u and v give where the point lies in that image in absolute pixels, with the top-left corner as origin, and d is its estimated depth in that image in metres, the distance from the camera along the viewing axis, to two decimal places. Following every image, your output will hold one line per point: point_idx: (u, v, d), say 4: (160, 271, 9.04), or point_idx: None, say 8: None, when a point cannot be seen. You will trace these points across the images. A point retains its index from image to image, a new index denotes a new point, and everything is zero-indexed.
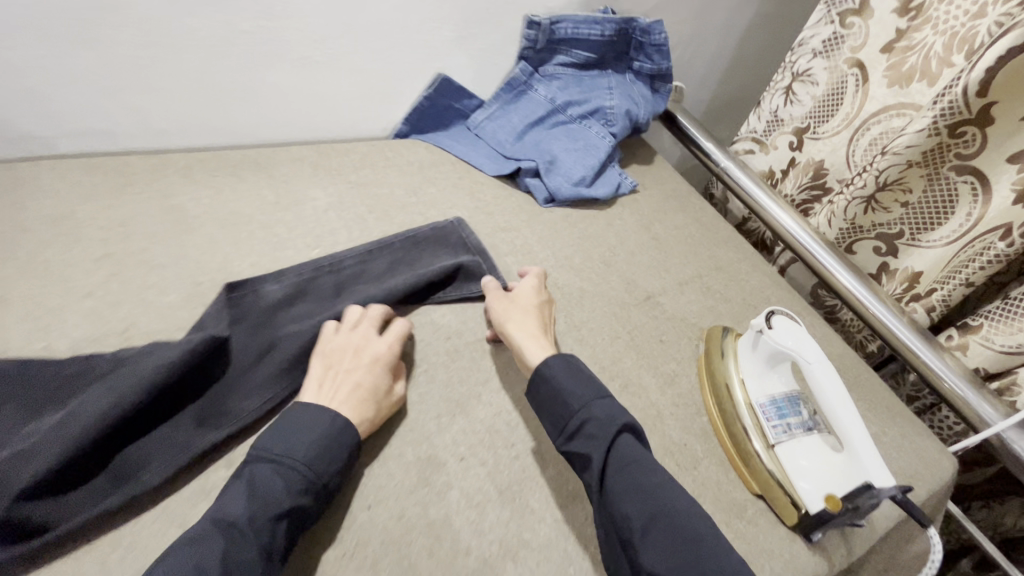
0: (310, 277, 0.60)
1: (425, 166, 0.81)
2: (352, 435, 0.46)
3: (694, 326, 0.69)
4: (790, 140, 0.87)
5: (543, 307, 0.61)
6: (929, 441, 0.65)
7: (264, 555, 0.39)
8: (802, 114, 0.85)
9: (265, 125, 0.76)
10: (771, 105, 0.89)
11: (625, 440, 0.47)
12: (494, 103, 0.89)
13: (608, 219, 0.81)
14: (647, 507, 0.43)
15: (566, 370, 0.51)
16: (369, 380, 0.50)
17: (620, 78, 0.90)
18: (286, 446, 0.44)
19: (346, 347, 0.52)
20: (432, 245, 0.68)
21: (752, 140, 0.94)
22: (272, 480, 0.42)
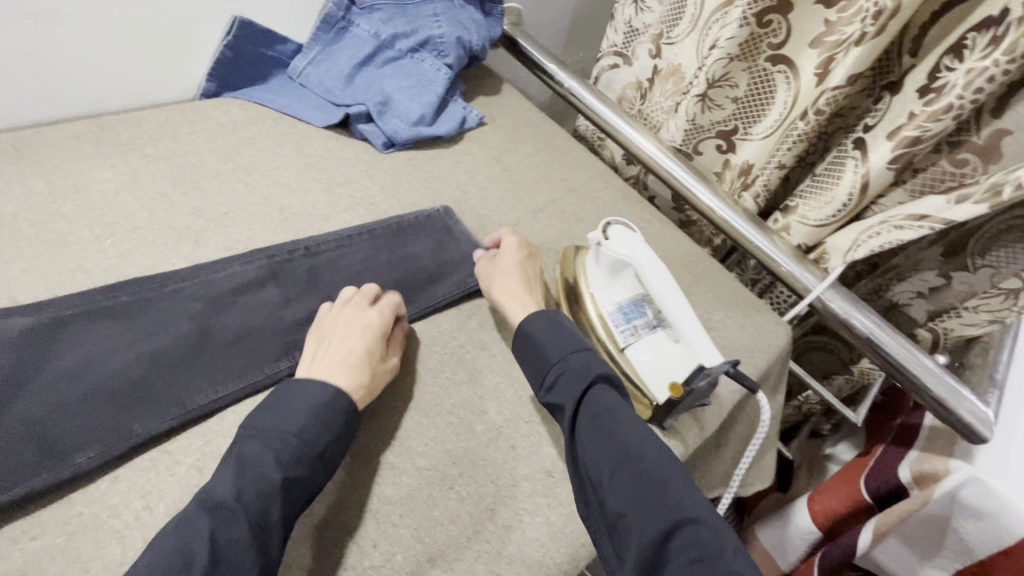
0: (284, 259, 0.58)
1: (241, 125, 0.72)
2: (345, 402, 0.46)
3: (550, 252, 0.69)
4: (650, 48, 0.87)
5: (534, 264, 0.61)
6: (766, 316, 0.72)
7: (256, 530, 0.38)
8: (654, 21, 0.85)
9: (20, 103, 0.63)
10: (624, 16, 0.89)
11: (597, 386, 0.48)
12: (313, 46, 0.80)
13: (456, 156, 0.78)
14: (616, 451, 0.44)
15: (551, 323, 0.53)
16: (362, 345, 0.50)
17: (448, 2, 0.83)
18: (274, 424, 0.43)
19: (338, 321, 0.52)
20: (414, 232, 0.66)
21: (615, 56, 0.93)
22: (259, 456, 0.41)
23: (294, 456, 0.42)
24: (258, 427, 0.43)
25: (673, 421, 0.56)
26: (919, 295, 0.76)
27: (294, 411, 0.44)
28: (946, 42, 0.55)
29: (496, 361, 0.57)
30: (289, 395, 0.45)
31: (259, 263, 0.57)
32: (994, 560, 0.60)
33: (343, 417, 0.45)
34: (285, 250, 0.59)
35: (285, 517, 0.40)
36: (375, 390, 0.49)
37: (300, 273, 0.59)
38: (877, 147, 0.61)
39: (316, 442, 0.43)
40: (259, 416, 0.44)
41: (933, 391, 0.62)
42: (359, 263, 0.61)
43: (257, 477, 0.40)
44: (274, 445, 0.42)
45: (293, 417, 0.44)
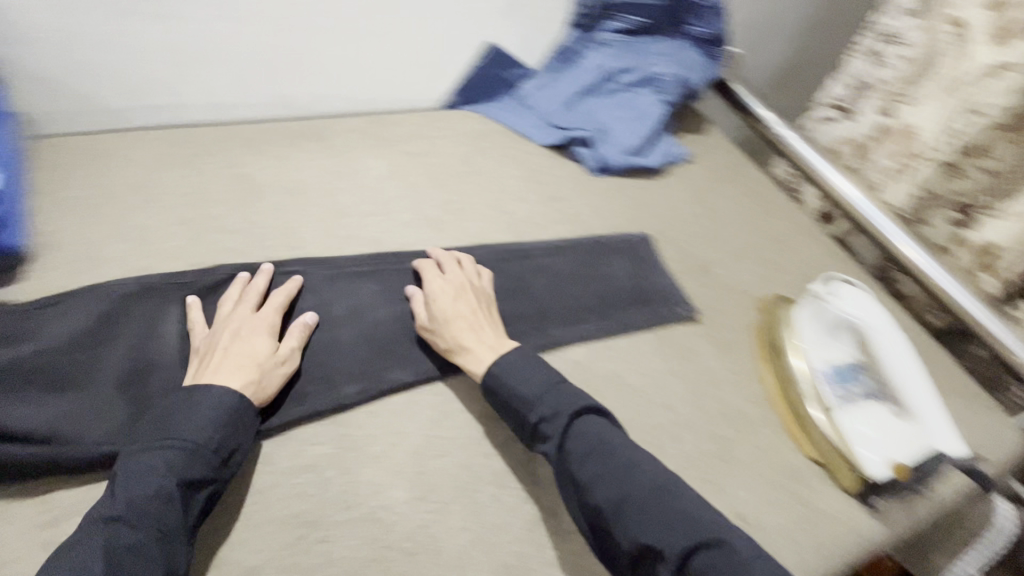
0: (503, 259, 0.65)
1: (477, 136, 0.81)
2: (233, 396, 0.43)
3: (749, 297, 0.68)
4: (878, 105, 0.83)
5: (467, 296, 0.55)
6: (994, 416, 0.63)
7: (157, 534, 0.37)
8: (894, 79, 0.80)
9: (321, 98, 0.78)
10: (855, 70, 0.86)
11: (585, 418, 0.47)
12: (543, 73, 0.88)
13: (661, 189, 0.80)
14: (620, 486, 0.43)
15: (506, 365, 0.49)
16: (251, 346, 0.47)
17: (674, 43, 0.87)
18: (167, 425, 0.41)
19: (220, 328, 0.48)
20: (614, 255, 0.69)
21: (834, 109, 0.89)
22: (147, 465, 0.39)
23: (184, 457, 0.40)
24: (146, 433, 0.41)
25: (881, 501, 0.52)
26: None
27: (185, 411, 0.41)
28: None
29: (691, 393, 0.57)
30: (165, 406, 0.42)
31: (482, 260, 0.64)
32: None
33: (240, 411, 0.43)
34: (506, 250, 0.66)
35: (181, 525, 0.38)
36: (270, 388, 0.46)
37: (516, 271, 0.64)
38: None
39: (205, 438, 0.41)
40: (140, 429, 0.41)
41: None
42: (568, 274, 0.66)
43: (154, 478, 0.38)
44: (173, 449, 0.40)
45: (186, 416, 0.41)
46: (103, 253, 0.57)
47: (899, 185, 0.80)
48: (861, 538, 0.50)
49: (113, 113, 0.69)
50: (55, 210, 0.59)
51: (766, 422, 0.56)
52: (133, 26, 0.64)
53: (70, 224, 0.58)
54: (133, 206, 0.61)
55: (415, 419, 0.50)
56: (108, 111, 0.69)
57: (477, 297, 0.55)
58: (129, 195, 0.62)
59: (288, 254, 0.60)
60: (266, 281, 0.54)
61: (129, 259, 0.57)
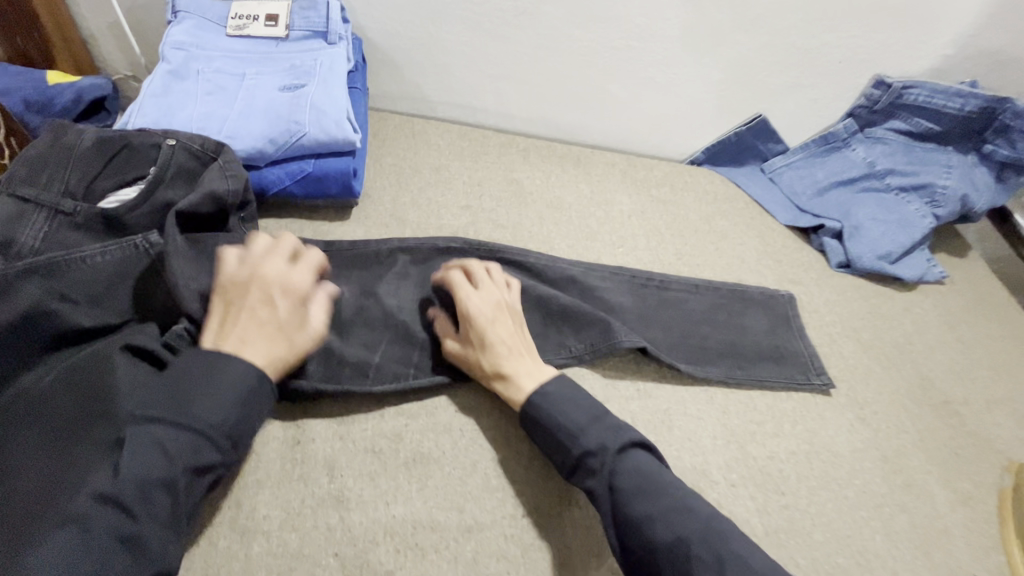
0: (642, 283, 0.65)
1: (720, 198, 0.83)
2: (258, 372, 0.42)
3: (1000, 455, 0.60)
4: None
5: (502, 317, 0.51)
6: None
7: (158, 523, 0.37)
8: None
9: (588, 130, 0.86)
10: None
11: (629, 452, 0.44)
12: (799, 152, 0.87)
13: (906, 303, 0.75)
14: (671, 526, 0.40)
15: (553, 390, 0.48)
16: (281, 314, 0.46)
17: (961, 157, 0.81)
18: (181, 401, 0.39)
19: (250, 280, 0.46)
20: (747, 306, 0.66)
21: None
22: (154, 448, 0.38)
23: (194, 442, 0.39)
24: (155, 406, 0.39)
25: None
26: None
27: (204, 389, 0.40)
28: None
29: (917, 534, 0.52)
30: (185, 372, 0.40)
31: (622, 281, 0.65)
32: None
33: (264, 392, 0.42)
34: (645, 276, 0.66)
35: (177, 517, 0.38)
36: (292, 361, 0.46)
37: (653, 299, 0.64)
38: None
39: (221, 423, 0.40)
40: (148, 397, 0.40)
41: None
42: (701, 314, 0.64)
43: (160, 465, 0.37)
44: (182, 429, 0.39)
45: (202, 393, 0.40)
46: (405, 215, 0.68)
47: None
48: None
49: (427, 103, 0.83)
50: (378, 170, 0.73)
51: None
52: (471, 40, 0.75)
53: (385, 185, 0.71)
54: (430, 182, 0.73)
55: None
56: (424, 101, 0.83)
57: (514, 321, 0.52)
58: (428, 173, 0.74)
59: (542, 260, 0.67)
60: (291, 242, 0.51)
61: (423, 224, 0.68)
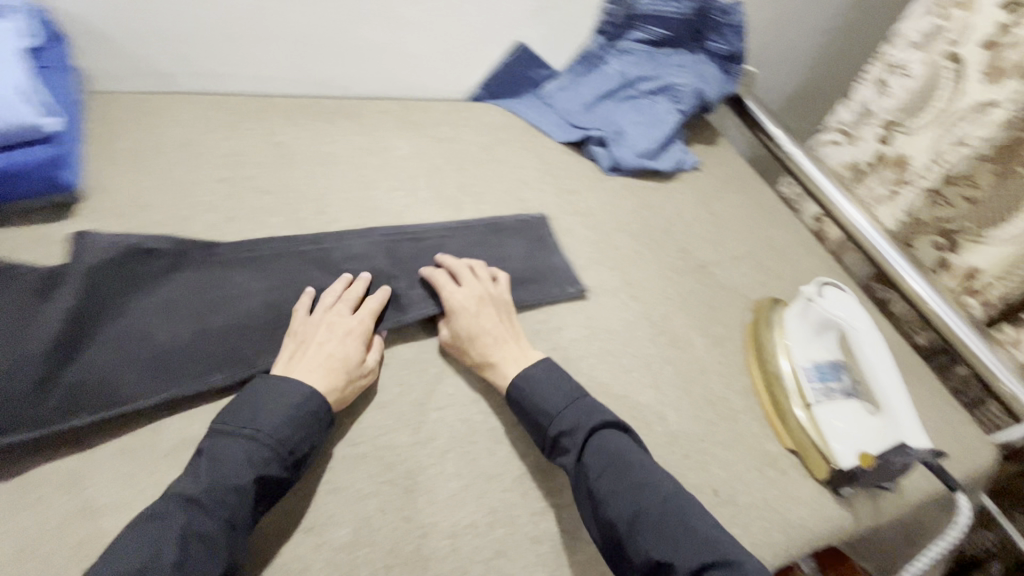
0: (393, 240, 0.64)
1: (498, 128, 0.86)
2: (321, 401, 0.46)
3: (745, 298, 0.72)
4: (878, 134, 0.81)
5: (486, 306, 0.56)
6: (971, 430, 0.66)
7: (228, 525, 0.39)
8: (893, 108, 0.78)
9: (357, 81, 0.83)
10: (861, 97, 0.82)
11: (603, 433, 0.49)
12: (567, 74, 0.94)
13: (668, 191, 0.85)
14: (634, 503, 0.44)
15: (534, 374, 0.51)
16: (343, 350, 0.49)
17: (693, 57, 0.92)
18: (255, 419, 0.44)
19: (319, 323, 0.51)
20: (502, 233, 0.69)
21: (838, 132, 0.87)
22: (232, 452, 0.42)
23: (262, 455, 0.42)
24: (233, 424, 0.43)
25: (849, 492, 0.55)
26: None
27: (269, 408, 0.44)
28: None
29: (680, 378, 0.60)
30: (256, 395, 0.45)
31: (371, 241, 0.63)
32: None
33: (325, 418, 0.46)
34: (396, 232, 0.65)
35: (249, 522, 0.40)
36: (353, 397, 0.49)
37: (408, 252, 0.64)
38: None
39: (286, 443, 0.43)
40: (231, 413, 0.44)
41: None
42: (458, 253, 0.66)
43: (235, 472, 0.41)
44: (251, 443, 0.42)
45: (269, 413, 0.44)
46: (148, 200, 0.61)
47: (886, 207, 0.82)
48: (829, 524, 0.53)
49: (164, 77, 0.73)
50: (108, 158, 0.64)
51: (748, 410, 0.60)
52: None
53: (118, 173, 0.63)
54: (176, 160, 0.66)
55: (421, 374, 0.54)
56: (159, 75, 0.73)
57: (507, 313, 0.57)
58: (173, 151, 0.67)
59: (315, 219, 0.65)
60: (359, 286, 0.56)
61: (172, 206, 0.62)
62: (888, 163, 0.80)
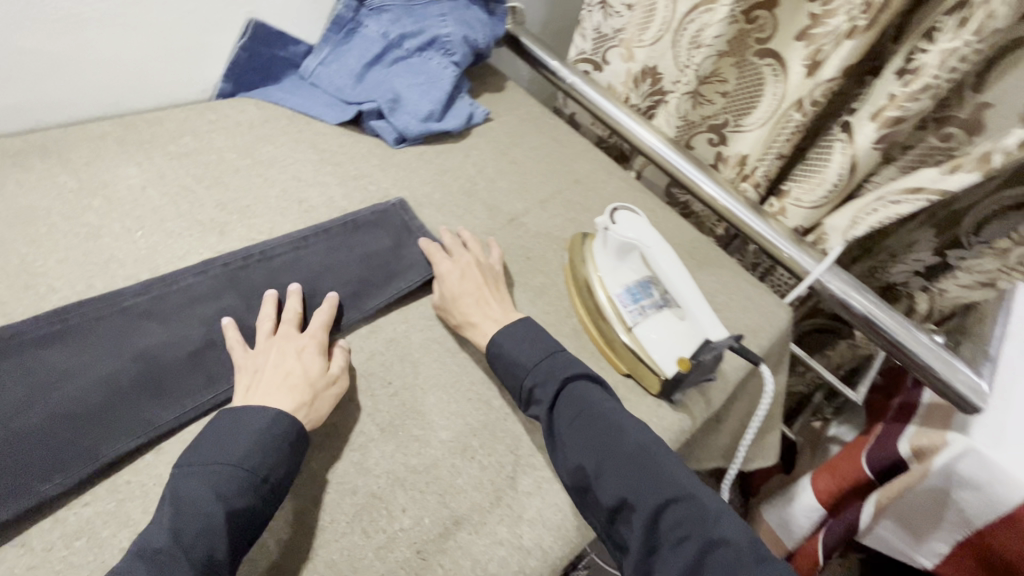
0: (238, 267, 0.56)
1: (257, 124, 0.74)
2: (288, 421, 0.44)
3: (559, 239, 0.72)
4: (620, 53, 0.88)
5: (471, 273, 0.59)
6: (767, 298, 0.74)
7: (203, 568, 0.37)
8: (623, 26, 0.86)
9: (47, 104, 0.65)
10: (592, 22, 0.90)
11: (574, 383, 0.51)
12: (324, 47, 0.83)
13: (465, 150, 0.81)
14: (602, 447, 0.47)
15: (509, 332, 0.54)
16: (300, 367, 0.48)
17: (453, 4, 0.86)
18: (224, 448, 0.42)
19: (268, 349, 0.50)
20: (365, 228, 0.64)
21: (585, 62, 0.95)
22: (198, 488, 0.40)
23: (239, 481, 0.40)
24: (198, 459, 0.41)
25: (680, 396, 0.58)
26: (915, 274, 0.87)
27: (237, 436, 0.43)
28: (919, 28, 0.59)
29: None
30: (226, 421, 0.44)
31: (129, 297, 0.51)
32: (992, 529, 0.68)
33: (296, 435, 0.44)
34: (240, 257, 0.57)
35: (232, 552, 0.39)
36: (325, 406, 0.48)
37: (260, 277, 0.56)
38: (861, 128, 0.64)
39: (260, 466, 0.42)
40: (197, 448, 0.42)
41: (936, 370, 0.66)
42: (319, 265, 0.59)
43: (210, 506, 0.39)
44: (225, 474, 0.41)
45: (235, 444, 0.42)
46: None
47: (662, 115, 0.85)
48: (670, 432, 0.56)
49: None
50: None
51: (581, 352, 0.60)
52: None
53: None
54: None
55: None
56: None
57: (487, 272, 0.61)
58: None
59: (25, 299, 0.50)
60: (299, 302, 0.54)
61: None
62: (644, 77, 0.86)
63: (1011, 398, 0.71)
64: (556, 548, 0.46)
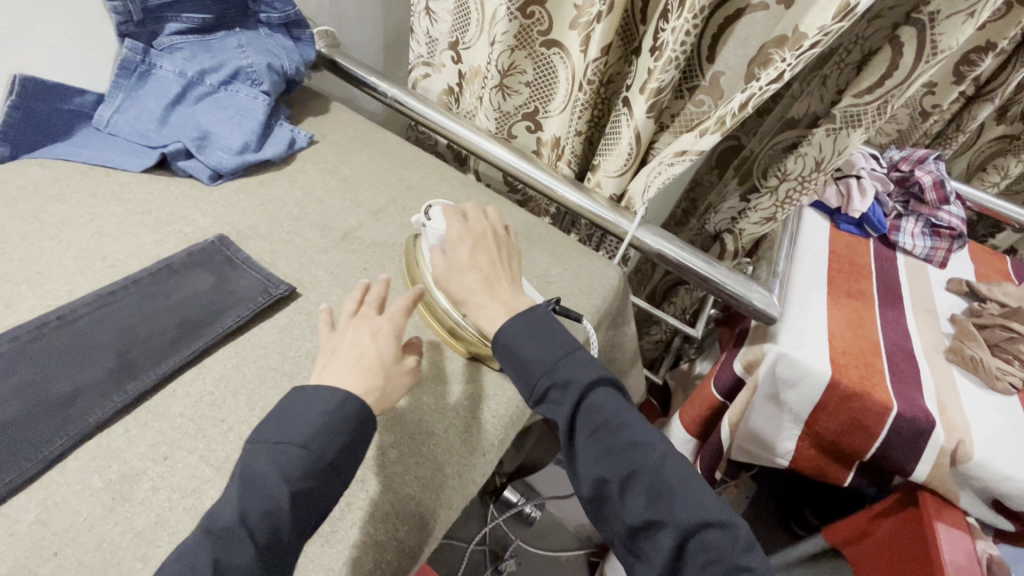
0: (29, 339, 0.52)
1: (44, 184, 0.69)
2: (358, 406, 0.47)
3: (396, 246, 0.74)
4: (451, 55, 0.92)
5: (483, 245, 0.62)
6: (598, 263, 0.81)
7: (263, 550, 0.40)
8: (448, 30, 0.89)
9: None
10: (422, 28, 0.91)
11: (595, 392, 0.53)
12: (116, 94, 0.78)
13: (290, 176, 0.80)
14: (628, 463, 0.50)
15: (518, 326, 0.55)
16: (375, 350, 0.50)
17: (251, 33, 0.87)
18: (299, 429, 0.45)
19: (347, 330, 0.52)
20: (184, 270, 0.62)
21: (423, 65, 0.96)
22: (266, 470, 0.42)
23: (310, 463, 0.43)
24: (272, 440, 0.44)
25: None
26: (733, 222, 0.98)
27: (310, 421, 0.45)
28: (656, 12, 0.68)
29: None
30: (303, 403, 0.46)
31: None
32: (812, 415, 0.82)
33: (358, 423, 0.46)
34: (32, 326, 0.53)
35: (296, 533, 0.42)
36: (387, 396, 0.50)
37: (59, 343, 0.52)
38: (635, 103, 0.72)
39: (325, 449, 0.44)
40: (264, 429, 0.45)
41: (752, 303, 0.77)
42: (131, 318, 0.56)
43: (277, 489, 0.42)
44: (297, 456, 0.43)
45: (301, 427, 0.45)
46: None
47: (481, 112, 0.90)
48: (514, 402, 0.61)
49: None
50: None
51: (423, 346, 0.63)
52: None
53: None
54: None
55: (18, 530, 0.42)
56: None
57: (494, 251, 0.62)
58: None
59: None
60: (385, 287, 0.55)
61: None
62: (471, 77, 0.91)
63: (803, 305, 0.86)
64: (404, 533, 0.50)
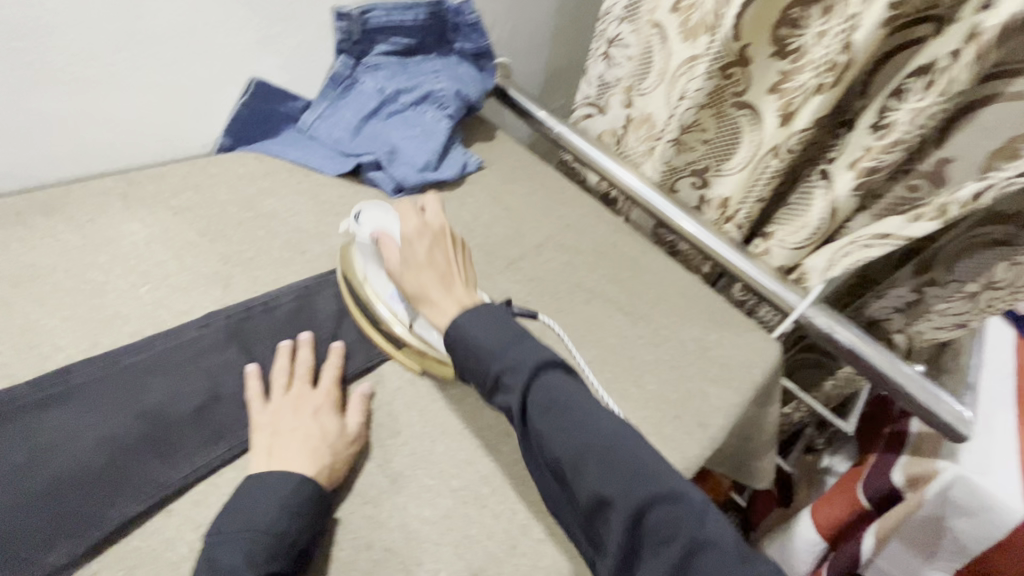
0: (241, 320, 0.57)
1: (257, 176, 0.76)
2: (316, 486, 0.45)
3: (555, 284, 0.75)
4: (621, 100, 0.93)
5: (441, 241, 0.56)
6: (758, 334, 0.76)
7: None
8: (626, 75, 0.91)
9: (51, 162, 0.68)
10: (596, 71, 0.95)
11: (542, 371, 0.48)
12: (322, 102, 0.86)
13: (461, 198, 0.84)
14: (579, 441, 0.45)
15: (472, 325, 0.51)
16: (318, 428, 0.49)
17: (445, 60, 0.92)
18: (249, 516, 0.43)
19: (281, 408, 0.51)
20: None
21: (589, 106, 0.99)
22: (233, 555, 0.41)
23: (270, 546, 0.42)
24: (230, 528, 0.42)
25: None
26: (898, 309, 0.89)
27: (261, 507, 0.43)
28: (885, 89, 0.63)
29: None
30: (245, 498, 0.44)
31: (133, 351, 0.52)
32: (986, 555, 0.70)
33: (316, 501, 0.45)
34: (243, 308, 0.58)
35: None
36: (343, 466, 0.49)
37: (265, 326, 0.57)
38: (840, 177, 0.68)
39: (290, 530, 0.43)
40: (223, 519, 0.43)
41: (914, 396, 0.69)
42: (325, 315, 0.60)
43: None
44: (256, 541, 0.42)
45: (260, 511, 0.43)
46: None
47: (650, 163, 0.89)
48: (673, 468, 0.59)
49: None
50: None
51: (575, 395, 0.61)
52: None
53: None
54: None
55: None
56: None
57: (449, 246, 0.57)
58: None
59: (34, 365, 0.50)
60: (309, 354, 0.55)
61: None
62: (641, 123, 0.90)
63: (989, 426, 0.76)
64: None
